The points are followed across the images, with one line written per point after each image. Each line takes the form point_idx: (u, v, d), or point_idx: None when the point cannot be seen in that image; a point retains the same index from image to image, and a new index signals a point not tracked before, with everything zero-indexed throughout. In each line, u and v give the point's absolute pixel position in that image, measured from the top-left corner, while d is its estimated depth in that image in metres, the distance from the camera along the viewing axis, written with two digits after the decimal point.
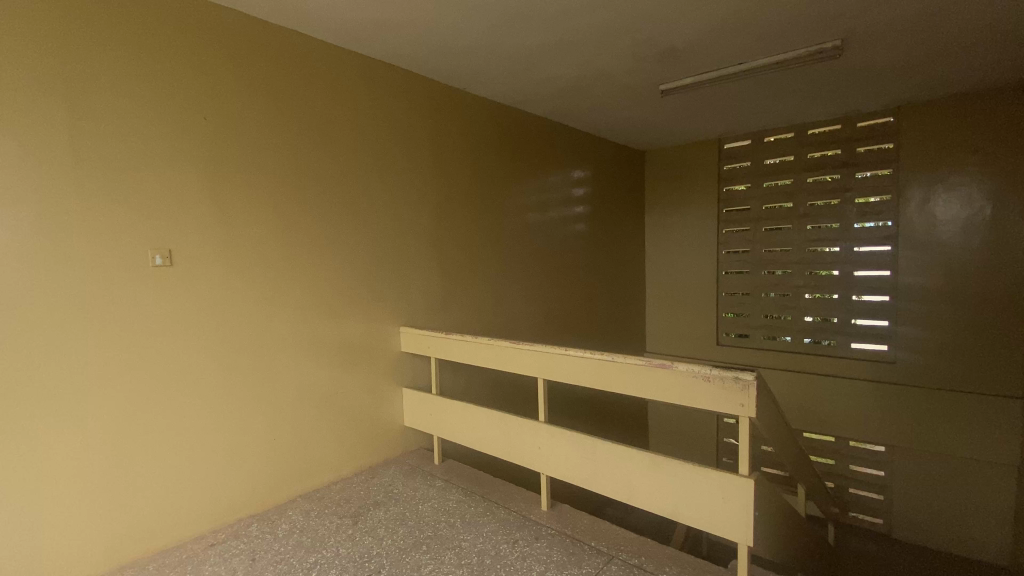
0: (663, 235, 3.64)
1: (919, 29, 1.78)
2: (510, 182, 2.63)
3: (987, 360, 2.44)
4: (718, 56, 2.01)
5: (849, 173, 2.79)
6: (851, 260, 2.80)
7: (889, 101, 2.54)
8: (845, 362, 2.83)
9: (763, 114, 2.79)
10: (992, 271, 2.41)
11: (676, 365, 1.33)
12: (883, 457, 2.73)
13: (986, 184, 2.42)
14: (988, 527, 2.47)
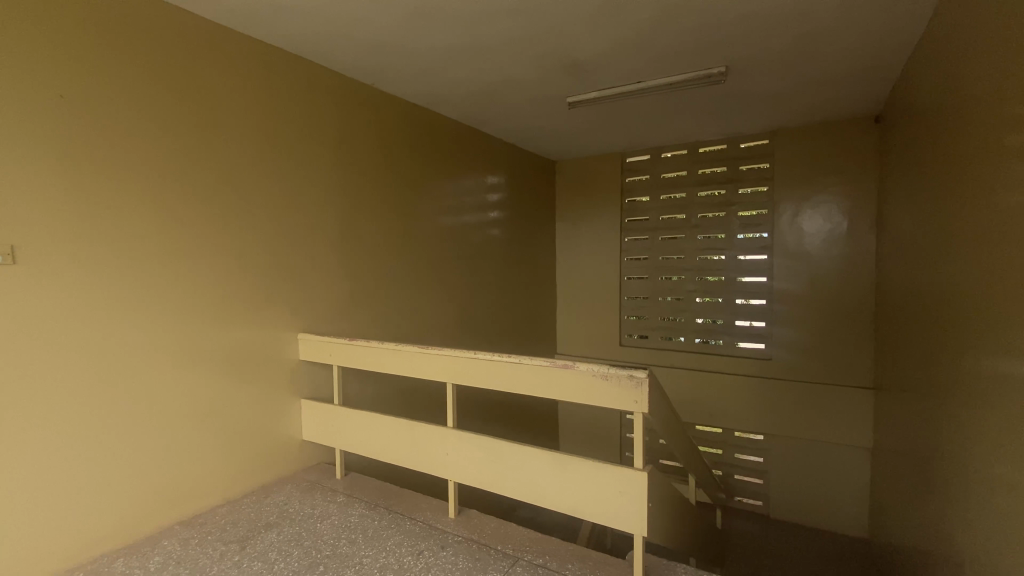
0: (573, 242, 3.78)
1: (788, 61, 2.02)
2: (421, 184, 2.57)
3: (842, 355, 2.81)
4: (620, 72, 2.12)
5: (733, 189, 3.09)
6: (735, 268, 3.10)
7: (764, 126, 2.85)
8: (731, 360, 3.11)
9: (661, 131, 3.00)
10: (845, 278, 2.79)
11: (578, 365, 1.37)
12: (762, 444, 3.04)
13: (840, 203, 2.79)
14: (844, 501, 2.83)
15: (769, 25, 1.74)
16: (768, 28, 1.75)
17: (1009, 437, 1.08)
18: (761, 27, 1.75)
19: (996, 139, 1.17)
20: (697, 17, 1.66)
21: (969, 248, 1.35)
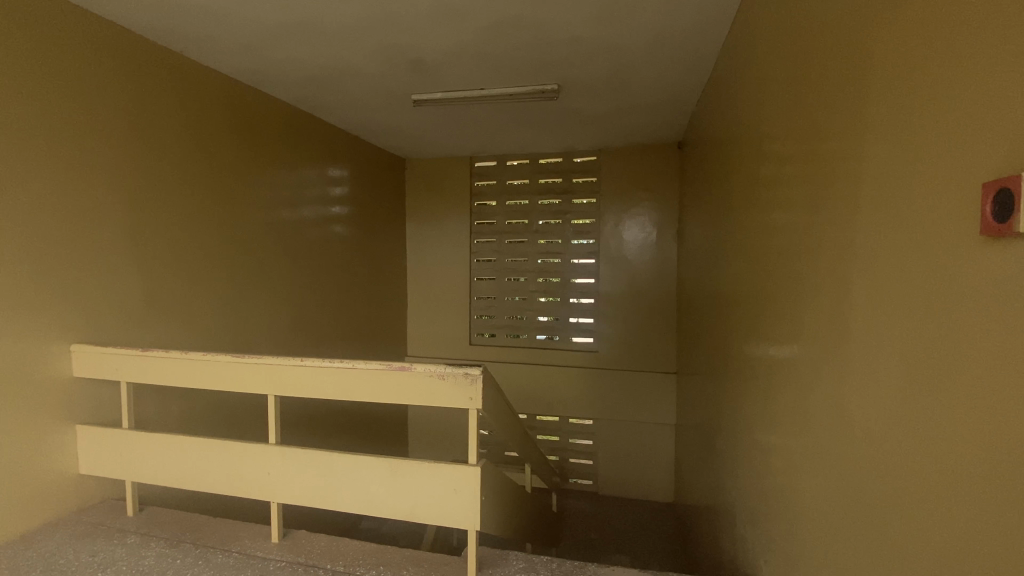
0: (422, 243, 3.74)
1: (609, 86, 2.28)
2: (246, 172, 2.30)
3: (653, 347, 3.26)
4: (463, 76, 2.17)
5: (568, 199, 3.37)
6: (570, 270, 3.38)
7: (594, 143, 3.17)
8: (567, 354, 3.39)
9: (505, 139, 3.14)
10: (656, 280, 3.24)
11: (416, 366, 1.36)
12: (592, 430, 3.37)
13: (652, 215, 3.23)
14: (655, 472, 3.28)
15: (592, 52, 1.94)
16: (591, 54, 1.95)
17: (763, 408, 1.36)
18: (584, 53, 1.95)
19: (755, 169, 1.45)
20: (531, 34, 1.78)
21: (739, 256, 1.66)
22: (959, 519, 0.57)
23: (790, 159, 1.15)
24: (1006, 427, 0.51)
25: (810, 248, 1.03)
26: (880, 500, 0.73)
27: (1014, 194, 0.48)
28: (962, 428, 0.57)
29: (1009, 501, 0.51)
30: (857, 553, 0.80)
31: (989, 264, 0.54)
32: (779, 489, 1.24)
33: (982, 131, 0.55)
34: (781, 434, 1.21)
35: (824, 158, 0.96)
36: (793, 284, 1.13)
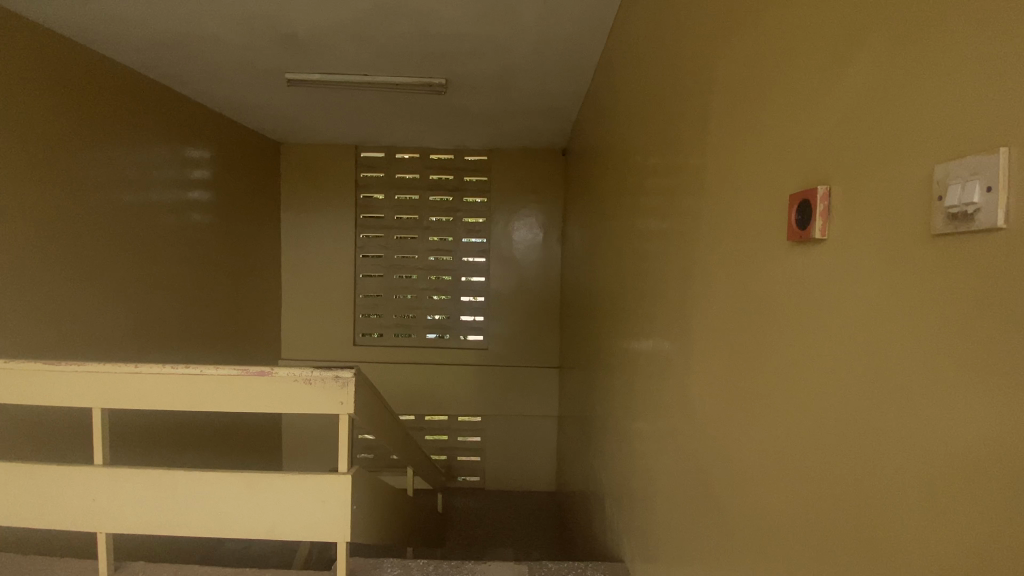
0: (299, 235, 3.44)
1: (496, 86, 2.30)
2: (84, 144, 1.91)
3: (539, 343, 3.36)
4: (343, 59, 2.03)
5: (459, 197, 3.35)
6: (460, 268, 3.36)
7: (484, 142, 3.18)
8: (456, 352, 3.36)
9: (393, 131, 3.02)
10: (541, 279, 3.36)
11: (276, 370, 1.24)
12: (480, 426, 3.39)
13: (539, 216, 3.34)
14: (538, 465, 3.40)
15: (478, 50, 1.94)
16: (476, 52, 1.95)
17: (630, 399, 1.46)
18: (470, 50, 1.94)
19: (624, 177, 1.56)
20: (414, 23, 1.72)
21: (611, 257, 1.77)
22: (777, 495, 0.64)
23: (652, 168, 1.25)
24: (803, 413, 0.59)
25: (666, 250, 1.12)
26: (717, 479, 0.82)
27: (816, 208, 0.55)
28: (773, 413, 0.65)
29: (806, 477, 0.58)
30: (701, 528, 0.89)
31: (794, 266, 0.61)
32: (640, 472, 1.34)
33: (787, 148, 0.63)
34: (643, 422, 1.31)
35: (677, 171, 1.05)
36: (653, 284, 1.22)
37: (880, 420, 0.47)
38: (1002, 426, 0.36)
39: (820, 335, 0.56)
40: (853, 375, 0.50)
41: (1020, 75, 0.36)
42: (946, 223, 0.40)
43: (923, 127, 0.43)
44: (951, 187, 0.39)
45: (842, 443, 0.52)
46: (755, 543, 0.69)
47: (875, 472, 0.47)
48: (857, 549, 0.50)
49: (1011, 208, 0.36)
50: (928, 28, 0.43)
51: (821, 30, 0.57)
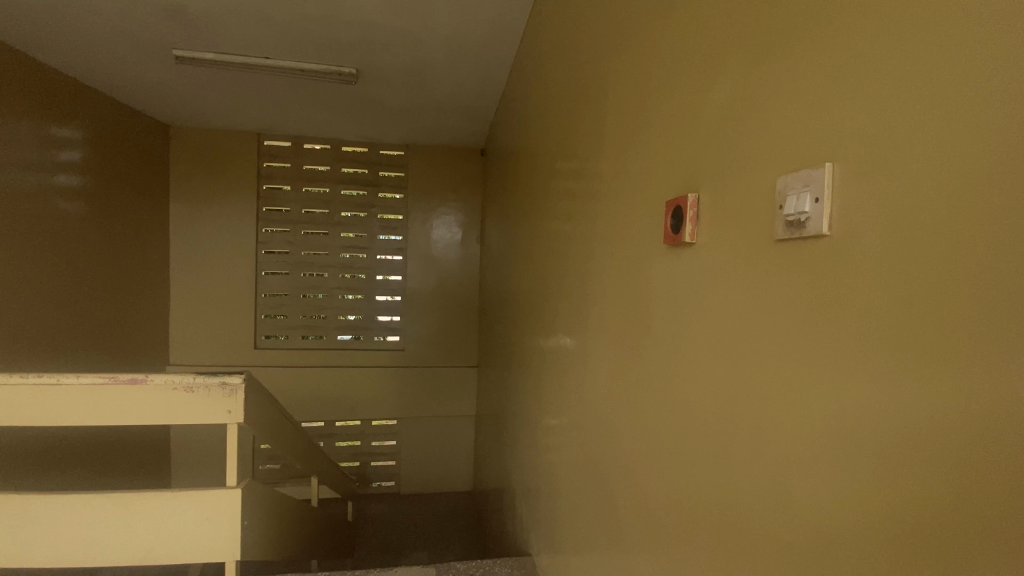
0: (192, 228, 3.11)
1: (410, 80, 2.24)
2: None
3: (458, 343, 3.33)
4: (240, 39, 1.88)
5: (373, 192, 3.22)
6: (374, 267, 3.23)
7: (401, 136, 3.09)
8: (370, 354, 3.22)
9: (300, 119, 2.84)
10: (459, 278, 3.33)
11: (151, 378, 1.12)
12: (395, 430, 3.29)
13: (458, 215, 3.32)
14: (456, 466, 3.37)
15: (390, 41, 1.88)
16: (388, 43, 1.89)
17: (541, 397, 1.48)
18: (382, 40, 1.87)
19: (536, 177, 1.58)
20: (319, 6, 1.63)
21: (525, 257, 1.79)
22: (669, 484, 0.68)
23: (561, 170, 1.28)
24: (689, 407, 0.62)
25: (572, 250, 1.15)
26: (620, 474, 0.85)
27: (687, 214, 0.60)
28: (667, 407, 0.68)
29: (693, 469, 0.61)
30: (607, 522, 0.92)
31: (675, 266, 0.66)
32: (548, 468, 1.36)
33: (669, 156, 0.67)
34: (552, 419, 1.34)
35: (583, 174, 1.08)
36: (561, 284, 1.25)
37: (749, 410, 0.51)
38: (832, 413, 0.41)
39: (701, 334, 0.60)
40: (726, 370, 0.55)
41: (836, 97, 0.41)
42: (785, 230, 0.45)
43: (772, 142, 0.48)
44: (789, 197, 0.44)
45: (721, 434, 0.56)
46: (650, 531, 0.73)
47: (746, 461, 0.51)
48: (733, 534, 0.53)
49: (834, 217, 0.41)
50: (780, 52, 0.48)
51: (700, 46, 0.61)
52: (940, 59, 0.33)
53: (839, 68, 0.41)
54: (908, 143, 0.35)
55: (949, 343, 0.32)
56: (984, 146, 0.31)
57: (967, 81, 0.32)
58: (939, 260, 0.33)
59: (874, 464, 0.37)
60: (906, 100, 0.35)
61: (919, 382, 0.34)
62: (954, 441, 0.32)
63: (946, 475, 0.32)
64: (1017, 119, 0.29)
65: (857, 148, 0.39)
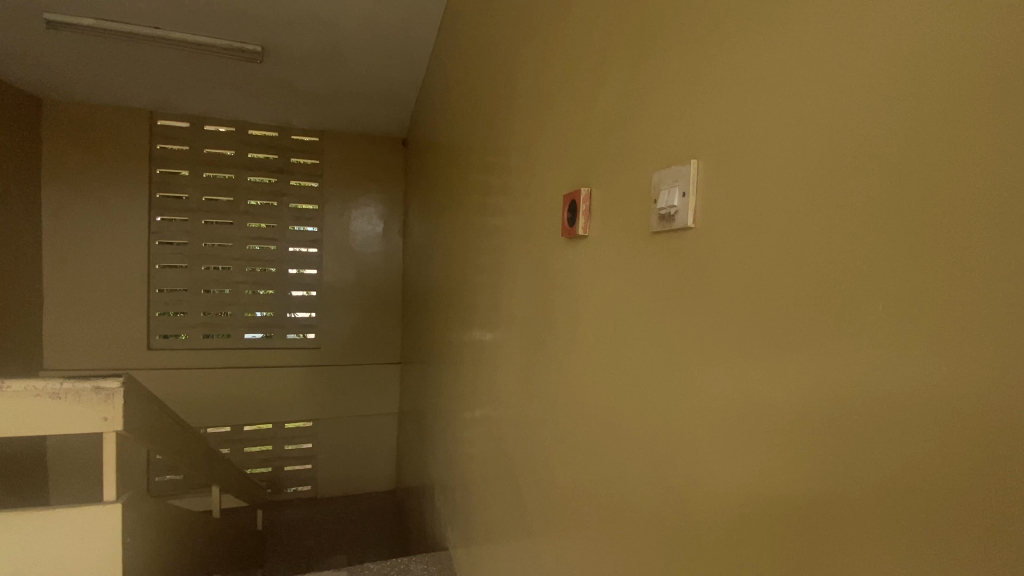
0: (65, 213, 2.71)
1: (323, 62, 2.13)
2: None
3: (379, 339, 3.23)
4: (125, 4, 1.68)
5: (284, 180, 3.01)
6: (285, 260, 3.03)
7: (315, 122, 2.93)
8: (281, 353, 3.02)
9: (200, 98, 2.60)
10: (380, 272, 3.23)
11: (7, 385, 0.98)
12: (310, 432, 3.13)
13: (378, 207, 3.21)
14: (378, 465, 3.27)
15: (300, 20, 1.78)
16: (298, 21, 1.78)
17: (459, 389, 1.48)
18: (291, 18, 1.77)
19: (455, 169, 1.58)
20: None
21: (445, 249, 1.78)
22: (580, 473, 0.70)
23: (477, 162, 1.28)
24: (597, 395, 0.65)
25: (488, 243, 1.16)
26: (535, 463, 0.86)
27: (581, 208, 0.67)
28: (577, 395, 0.71)
29: (602, 454, 0.64)
30: (521, 512, 0.93)
31: (587, 261, 0.68)
32: (465, 460, 1.37)
33: (583, 151, 0.69)
34: (469, 411, 1.34)
35: (498, 167, 1.09)
36: (478, 276, 1.26)
37: (651, 399, 0.54)
38: (722, 399, 0.43)
39: (604, 322, 0.64)
40: (628, 354, 0.58)
41: (707, 99, 0.47)
42: (660, 222, 0.52)
43: (674, 141, 0.51)
44: (663, 193, 0.51)
45: (624, 418, 0.59)
46: (563, 518, 0.75)
47: (643, 440, 0.55)
48: (634, 513, 0.56)
49: (698, 211, 0.47)
50: (681, 54, 0.50)
51: (609, 46, 0.64)
52: (816, 70, 0.36)
53: (709, 74, 0.46)
54: (787, 148, 0.38)
55: (821, 332, 0.35)
56: (839, 150, 0.34)
57: (838, 90, 0.35)
58: (806, 253, 0.36)
59: (760, 448, 0.40)
60: (786, 109, 0.38)
61: (788, 359, 0.37)
62: (825, 424, 0.35)
63: (818, 456, 0.35)
64: (864, 126, 0.33)
65: (746, 150, 0.42)
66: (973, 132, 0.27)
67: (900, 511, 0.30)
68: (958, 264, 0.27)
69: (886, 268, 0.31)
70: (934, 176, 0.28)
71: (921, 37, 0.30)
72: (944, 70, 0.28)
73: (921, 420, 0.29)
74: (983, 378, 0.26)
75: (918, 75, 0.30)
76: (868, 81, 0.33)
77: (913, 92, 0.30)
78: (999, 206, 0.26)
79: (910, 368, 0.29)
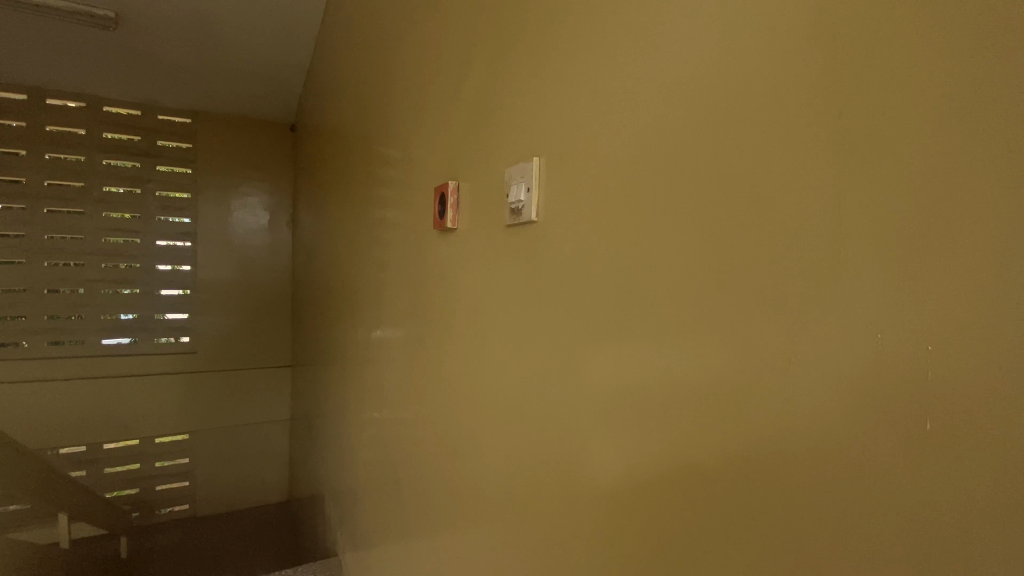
0: None
1: (194, 35, 1.93)
2: None
3: (268, 339, 3.01)
4: None
5: (149, 164, 2.68)
6: (151, 254, 2.69)
7: (186, 101, 2.65)
8: (146, 359, 2.69)
9: (38, 66, 2.23)
10: (267, 268, 3.01)
11: None
12: (186, 444, 2.84)
13: (263, 197, 2.99)
14: (269, 475, 3.05)
15: None
16: None
17: (348, 387, 1.43)
18: None
19: (343, 158, 1.53)
20: None
21: (334, 243, 1.71)
22: (467, 467, 0.70)
23: (363, 152, 1.26)
24: (472, 384, 0.68)
25: (374, 235, 1.14)
26: (418, 456, 0.87)
27: (450, 200, 0.73)
28: (454, 386, 0.73)
29: (477, 440, 0.67)
30: (410, 507, 0.92)
31: (468, 254, 0.69)
32: (353, 459, 1.34)
33: (461, 146, 0.72)
34: (358, 408, 1.31)
35: (382, 158, 1.09)
36: (364, 268, 1.23)
37: (539, 390, 0.54)
38: (607, 388, 0.45)
39: (475, 313, 0.68)
40: (495, 342, 0.62)
41: (556, 106, 0.52)
42: (511, 216, 0.59)
43: (536, 138, 0.56)
44: (514, 188, 0.58)
45: (495, 405, 0.63)
46: (450, 510, 0.75)
47: (512, 424, 0.59)
48: (511, 496, 0.59)
49: (539, 208, 0.55)
50: (548, 54, 0.54)
51: (485, 43, 0.66)
52: (633, 87, 0.43)
53: (557, 82, 0.52)
54: (660, 141, 0.40)
55: (693, 319, 0.36)
56: (644, 160, 0.41)
57: (653, 106, 0.41)
58: (625, 248, 0.43)
59: (639, 433, 0.41)
60: (651, 108, 0.41)
61: (616, 339, 0.44)
62: (641, 391, 0.41)
63: (668, 424, 0.38)
64: (661, 140, 0.40)
65: (623, 143, 0.44)
66: (818, 128, 0.29)
67: (718, 470, 0.34)
68: (734, 255, 0.33)
69: (751, 256, 0.32)
70: (710, 183, 0.35)
71: (763, 41, 0.32)
72: (714, 95, 0.35)
73: (775, 400, 0.31)
74: (826, 356, 0.28)
75: (698, 99, 0.37)
76: (689, 94, 0.37)
77: (743, 94, 0.33)
78: (823, 199, 0.29)
79: (769, 351, 0.31)
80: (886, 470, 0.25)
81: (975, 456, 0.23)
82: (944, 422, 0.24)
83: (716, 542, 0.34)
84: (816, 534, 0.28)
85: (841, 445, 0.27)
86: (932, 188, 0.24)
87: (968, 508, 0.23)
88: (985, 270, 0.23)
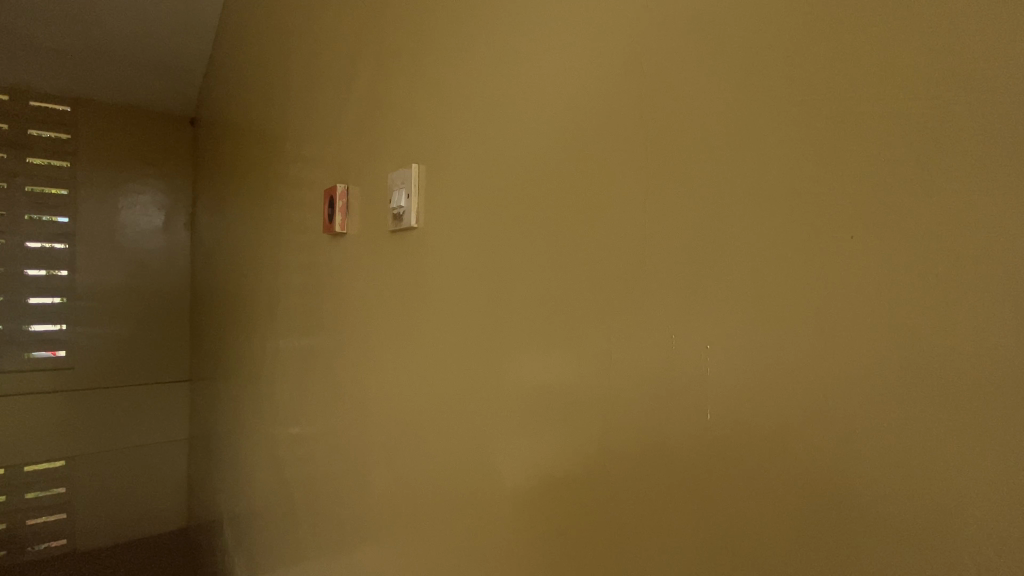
0: None
1: (76, 15, 1.74)
2: None
3: (163, 351, 2.77)
4: None
5: (18, 156, 2.33)
6: (17, 257, 2.34)
7: (65, 86, 2.37)
8: (12, 378, 2.35)
9: None
10: (161, 272, 2.76)
11: None
12: (64, 471, 2.50)
13: (158, 196, 2.76)
14: (164, 499, 2.80)
15: None
16: None
17: (245, 399, 1.35)
18: None
19: (242, 157, 1.46)
20: None
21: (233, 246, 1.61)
22: (358, 483, 0.68)
23: (260, 151, 1.21)
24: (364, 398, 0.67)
25: (271, 238, 1.09)
26: (309, 469, 0.85)
27: (339, 204, 0.72)
28: (346, 398, 0.72)
29: (365, 449, 0.67)
30: (304, 523, 0.88)
31: (362, 261, 0.69)
32: (248, 475, 1.26)
33: (352, 152, 0.72)
34: (253, 420, 1.24)
35: (279, 159, 1.05)
36: (260, 273, 1.18)
37: (451, 392, 0.52)
38: (513, 393, 0.45)
39: (363, 318, 0.67)
40: (381, 347, 0.63)
41: (439, 119, 0.55)
42: (394, 221, 0.61)
43: (421, 146, 0.57)
44: (396, 194, 0.59)
45: (384, 419, 0.62)
46: (343, 522, 0.73)
47: (400, 437, 0.59)
48: (397, 510, 0.59)
49: (420, 215, 0.57)
50: (437, 72, 0.56)
51: (378, 53, 0.67)
52: (514, 119, 0.46)
53: (443, 99, 0.54)
54: (538, 175, 0.43)
55: (618, 320, 0.36)
56: (523, 188, 0.45)
57: (531, 140, 0.44)
58: (506, 269, 0.46)
59: (550, 436, 0.41)
60: (528, 141, 0.44)
61: (497, 354, 0.47)
62: (519, 403, 0.44)
63: (541, 435, 0.42)
64: (538, 172, 0.43)
65: (504, 171, 0.47)
66: (659, 183, 0.34)
67: (582, 476, 0.38)
68: (593, 287, 0.38)
69: (678, 260, 0.32)
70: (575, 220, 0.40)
71: (652, 76, 0.35)
72: (580, 140, 0.40)
73: (663, 408, 0.33)
74: (659, 376, 0.33)
75: (568, 140, 0.41)
76: (561, 136, 0.41)
77: (602, 143, 0.38)
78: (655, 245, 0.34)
79: (647, 365, 0.34)
80: (700, 475, 0.31)
81: (777, 467, 0.28)
82: (799, 435, 0.27)
83: (632, 544, 0.35)
84: (650, 528, 0.33)
85: (669, 449, 0.33)
86: (777, 232, 0.28)
87: (842, 507, 0.25)
88: (921, 272, 0.23)
